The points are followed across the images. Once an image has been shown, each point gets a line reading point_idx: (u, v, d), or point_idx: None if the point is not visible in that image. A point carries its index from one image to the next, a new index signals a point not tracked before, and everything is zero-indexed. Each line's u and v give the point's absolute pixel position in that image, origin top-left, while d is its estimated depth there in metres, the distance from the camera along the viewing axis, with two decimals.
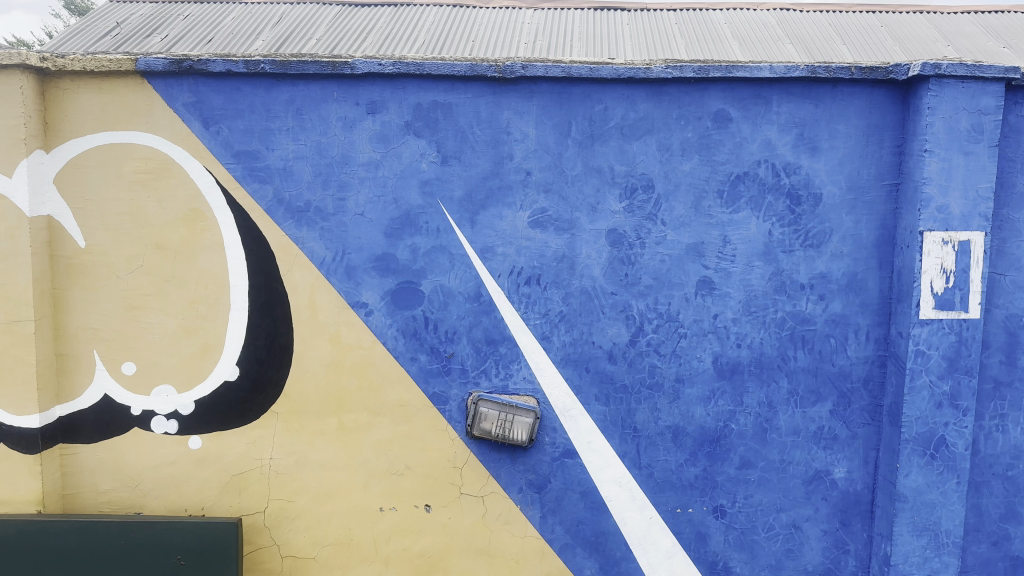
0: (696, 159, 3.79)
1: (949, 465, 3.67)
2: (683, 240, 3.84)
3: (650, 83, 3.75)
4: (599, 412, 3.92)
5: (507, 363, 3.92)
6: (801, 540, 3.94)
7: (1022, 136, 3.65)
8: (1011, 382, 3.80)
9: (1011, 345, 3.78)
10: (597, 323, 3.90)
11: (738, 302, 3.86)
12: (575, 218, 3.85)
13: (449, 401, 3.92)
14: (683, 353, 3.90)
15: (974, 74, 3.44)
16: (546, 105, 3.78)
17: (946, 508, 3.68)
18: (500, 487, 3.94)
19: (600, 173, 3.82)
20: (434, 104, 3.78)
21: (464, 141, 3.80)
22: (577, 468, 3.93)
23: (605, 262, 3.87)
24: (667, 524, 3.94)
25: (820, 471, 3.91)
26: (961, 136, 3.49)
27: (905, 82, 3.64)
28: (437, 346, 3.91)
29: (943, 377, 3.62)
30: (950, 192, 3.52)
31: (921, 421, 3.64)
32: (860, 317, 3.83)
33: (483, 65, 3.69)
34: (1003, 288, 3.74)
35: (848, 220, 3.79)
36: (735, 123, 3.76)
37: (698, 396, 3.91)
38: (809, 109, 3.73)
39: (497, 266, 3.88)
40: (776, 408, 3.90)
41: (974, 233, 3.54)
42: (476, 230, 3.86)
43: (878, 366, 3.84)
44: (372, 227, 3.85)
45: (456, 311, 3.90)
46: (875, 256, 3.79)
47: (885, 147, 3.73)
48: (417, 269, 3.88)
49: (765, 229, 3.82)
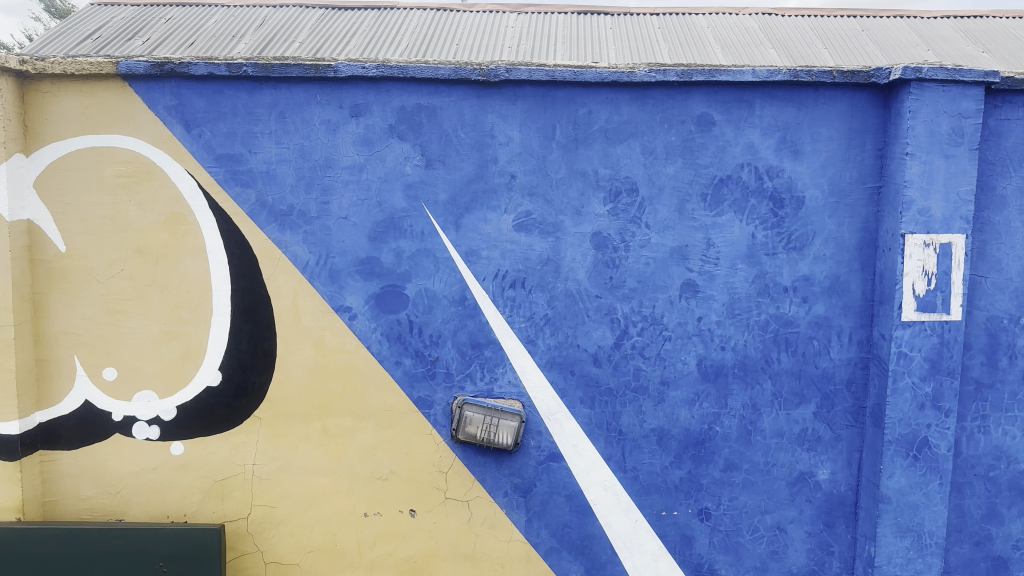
0: (680, 163, 3.80)
1: (932, 466, 3.69)
2: (667, 243, 3.85)
3: (634, 86, 3.76)
4: (584, 416, 3.92)
5: (492, 366, 3.91)
6: (785, 542, 3.95)
7: (1002, 139, 3.69)
8: (992, 384, 3.83)
9: (992, 346, 3.81)
10: (582, 326, 3.90)
11: (722, 305, 3.87)
12: (559, 221, 3.85)
13: (434, 405, 3.91)
14: (667, 356, 3.91)
15: (954, 78, 3.47)
16: (530, 108, 3.79)
17: (929, 508, 3.70)
18: (485, 491, 3.93)
19: (584, 176, 3.83)
20: (418, 107, 3.77)
21: (449, 144, 3.80)
22: (563, 471, 3.92)
23: (590, 265, 3.87)
24: (652, 527, 3.94)
25: (804, 473, 3.92)
26: (942, 139, 3.52)
27: (886, 85, 3.66)
28: (421, 350, 3.90)
29: (925, 379, 3.64)
30: (931, 195, 3.54)
31: (903, 422, 3.67)
32: (843, 319, 3.85)
33: (468, 68, 3.69)
34: (984, 290, 3.78)
35: (831, 223, 3.81)
36: (718, 126, 3.77)
37: (683, 398, 3.92)
38: (792, 112, 3.75)
39: (482, 270, 3.87)
40: (760, 410, 3.91)
41: (955, 235, 3.57)
42: (461, 233, 3.85)
43: (861, 368, 3.86)
44: (356, 231, 3.83)
45: (441, 314, 3.89)
46: (857, 258, 3.82)
47: (867, 151, 3.76)
48: (401, 272, 3.87)
49: (748, 232, 3.83)
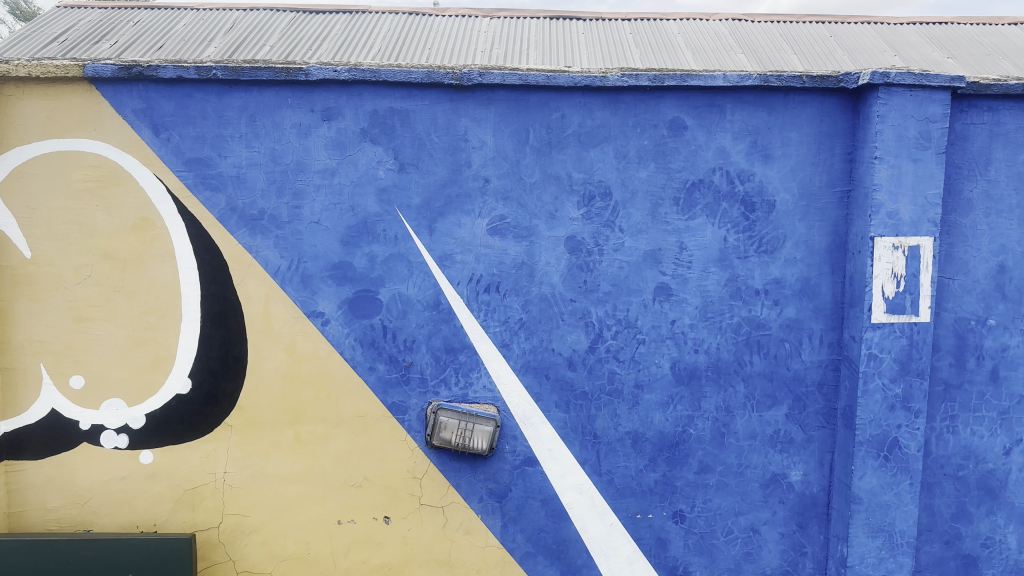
0: (653, 167, 3.82)
1: (902, 466, 3.73)
2: (641, 247, 3.86)
3: (606, 91, 3.77)
4: (559, 420, 3.91)
5: (467, 371, 3.90)
6: (759, 543, 3.97)
7: (967, 144, 3.75)
8: (960, 384, 3.89)
9: (960, 347, 3.87)
10: (557, 330, 3.90)
11: (695, 307, 3.89)
12: (533, 225, 3.85)
13: (408, 411, 3.89)
14: (641, 359, 3.92)
15: (922, 83, 3.52)
16: (503, 112, 3.78)
17: (899, 508, 3.74)
18: (460, 497, 3.91)
19: (558, 180, 3.83)
20: (390, 111, 3.75)
21: (422, 148, 3.78)
22: (538, 475, 3.91)
23: (564, 268, 3.87)
24: (627, 529, 3.95)
25: (776, 474, 3.95)
26: (910, 143, 3.57)
27: (854, 90, 3.71)
28: (395, 355, 3.87)
29: (895, 380, 3.69)
30: (899, 198, 3.59)
31: (874, 423, 3.70)
32: (813, 321, 3.89)
33: (440, 72, 3.68)
34: (951, 292, 3.83)
35: (801, 226, 3.84)
36: (690, 131, 3.80)
37: (657, 401, 3.93)
38: (762, 117, 3.79)
39: (456, 274, 3.86)
40: (733, 412, 3.93)
41: (923, 238, 3.62)
42: (434, 237, 3.84)
43: (831, 369, 3.90)
44: (328, 236, 3.81)
45: (414, 319, 3.87)
46: (827, 261, 3.86)
47: (836, 155, 3.80)
48: (374, 277, 3.84)
49: (721, 236, 3.86)
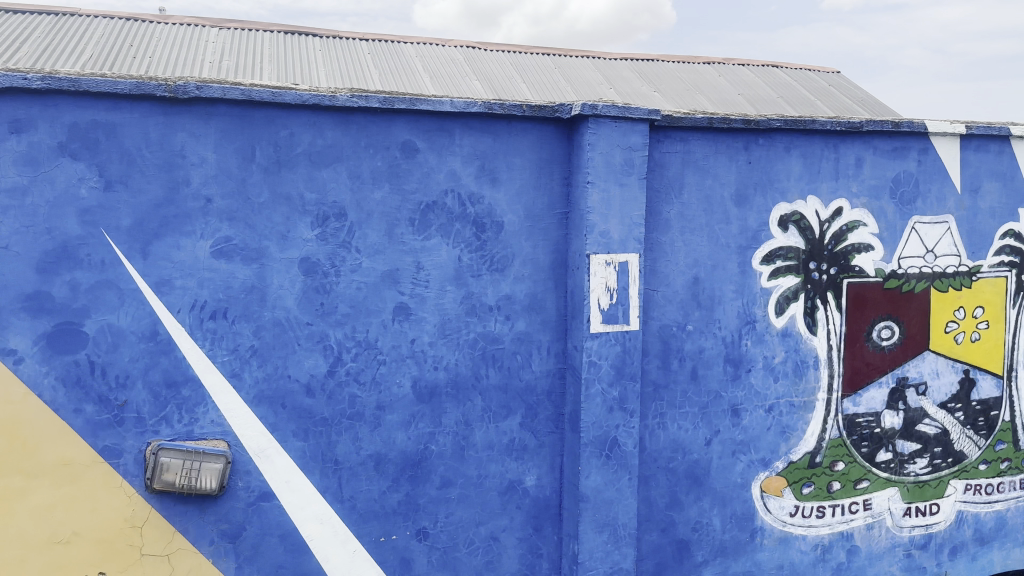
0: (386, 188, 3.83)
1: (622, 463, 4.08)
2: (377, 267, 3.85)
3: (336, 111, 3.72)
4: (298, 449, 3.76)
5: (192, 406, 3.60)
6: (500, 551, 4.12)
7: (665, 170, 4.22)
8: (668, 384, 4.35)
9: (666, 352, 4.33)
10: (291, 355, 3.74)
11: (432, 326, 3.95)
12: (263, 247, 3.67)
13: (123, 455, 3.50)
14: (382, 380, 3.89)
15: (625, 114, 3.91)
16: (226, 128, 3.57)
17: (621, 502, 4.08)
18: (189, 542, 3.60)
19: (289, 200, 3.69)
20: (91, 122, 3.38)
21: (132, 164, 3.45)
22: (276, 510, 3.72)
23: (298, 291, 3.73)
24: (372, 554, 3.89)
25: (514, 482, 4.12)
26: (617, 169, 3.94)
27: (569, 119, 4.02)
28: (106, 394, 3.48)
29: (613, 384, 4.03)
30: (610, 219, 3.95)
31: (596, 426, 4.02)
32: (542, 334, 4.13)
33: (151, 83, 3.39)
34: (657, 302, 4.28)
35: (528, 245, 4.07)
36: (421, 153, 3.86)
37: (398, 421, 3.92)
38: (489, 141, 3.96)
39: (176, 301, 3.56)
40: (472, 426, 4.05)
41: (631, 254, 4.01)
42: (150, 261, 3.51)
43: (560, 378, 4.17)
44: (16, 262, 3.33)
45: (128, 352, 3.51)
46: (552, 278, 4.12)
47: (556, 178, 4.08)
48: (78, 308, 3.43)
49: (454, 255, 3.96)
